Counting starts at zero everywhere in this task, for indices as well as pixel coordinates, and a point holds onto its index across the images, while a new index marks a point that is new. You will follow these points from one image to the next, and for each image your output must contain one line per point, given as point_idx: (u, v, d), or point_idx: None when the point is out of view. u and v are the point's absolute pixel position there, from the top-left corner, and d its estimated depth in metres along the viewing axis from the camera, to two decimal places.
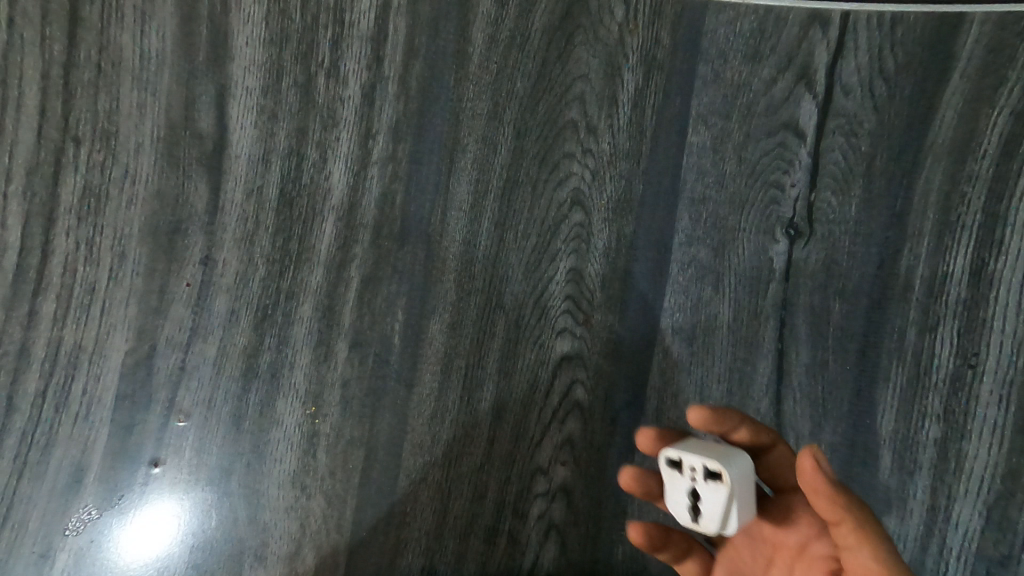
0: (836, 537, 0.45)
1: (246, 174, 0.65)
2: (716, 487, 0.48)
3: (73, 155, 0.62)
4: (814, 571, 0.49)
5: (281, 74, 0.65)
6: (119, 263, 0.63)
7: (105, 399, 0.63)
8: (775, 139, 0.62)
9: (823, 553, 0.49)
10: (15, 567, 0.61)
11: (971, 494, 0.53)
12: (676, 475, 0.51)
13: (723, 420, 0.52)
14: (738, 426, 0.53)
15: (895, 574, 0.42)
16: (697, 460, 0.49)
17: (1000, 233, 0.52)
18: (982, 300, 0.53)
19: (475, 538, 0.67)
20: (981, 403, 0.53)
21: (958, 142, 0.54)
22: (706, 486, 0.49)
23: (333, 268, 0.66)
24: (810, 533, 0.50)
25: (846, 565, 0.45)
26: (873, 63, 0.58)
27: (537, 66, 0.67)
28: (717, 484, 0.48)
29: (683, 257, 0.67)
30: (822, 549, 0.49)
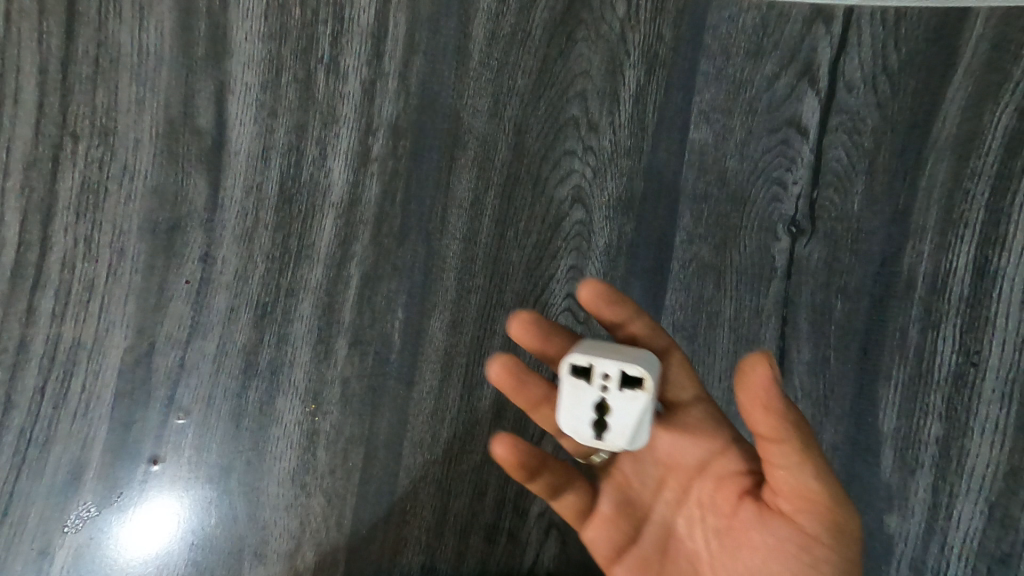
0: (770, 456, 0.42)
1: (246, 170, 0.65)
2: (632, 394, 0.46)
3: (71, 151, 0.62)
4: (718, 484, 0.48)
5: (281, 69, 0.64)
6: (118, 259, 0.63)
7: (104, 396, 0.63)
8: (778, 135, 0.62)
9: (727, 468, 0.48)
10: (14, 563, 0.61)
11: (973, 491, 0.54)
12: (585, 385, 0.47)
13: (614, 300, 0.56)
14: (629, 309, 0.55)
15: (822, 484, 0.41)
16: (614, 366, 0.47)
17: (1003, 229, 0.53)
18: (984, 298, 0.54)
19: (475, 536, 0.66)
20: (983, 400, 0.54)
21: (963, 138, 0.55)
22: (619, 394, 0.47)
23: (333, 265, 0.66)
24: (715, 448, 0.49)
25: (769, 480, 0.43)
26: (876, 59, 0.58)
27: (538, 62, 0.66)
28: (633, 392, 0.46)
29: (684, 255, 0.66)
30: (726, 464, 0.48)
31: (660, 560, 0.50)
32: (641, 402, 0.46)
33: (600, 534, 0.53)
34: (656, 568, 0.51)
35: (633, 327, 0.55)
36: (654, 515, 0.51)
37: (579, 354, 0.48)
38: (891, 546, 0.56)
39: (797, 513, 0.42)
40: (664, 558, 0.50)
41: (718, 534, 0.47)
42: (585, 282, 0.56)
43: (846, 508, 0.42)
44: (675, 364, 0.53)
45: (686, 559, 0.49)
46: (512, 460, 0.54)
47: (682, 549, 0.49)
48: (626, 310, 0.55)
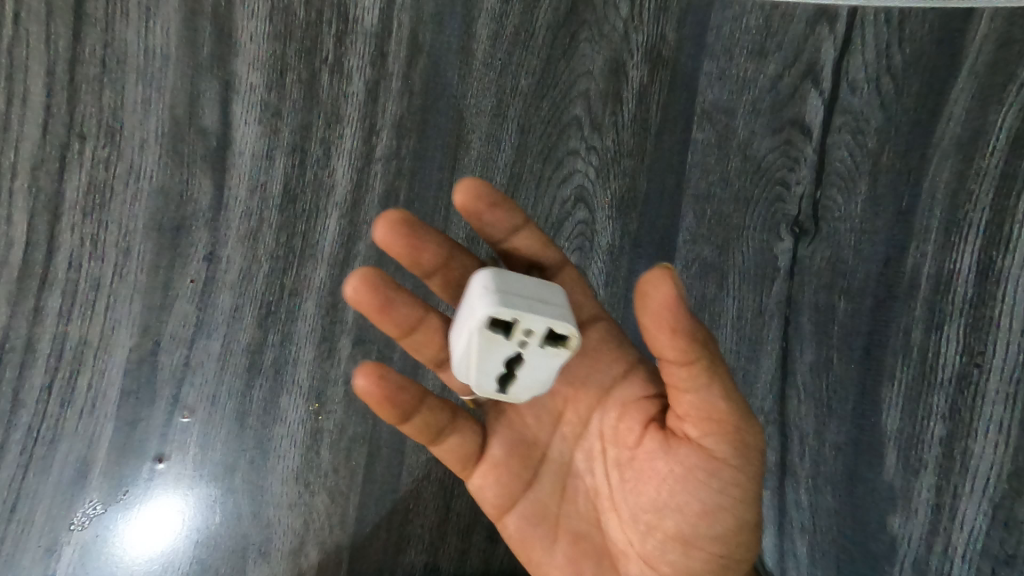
0: (676, 381, 0.41)
1: (250, 171, 0.65)
2: (555, 353, 0.44)
3: (77, 151, 0.62)
4: (621, 411, 0.47)
5: (285, 70, 0.65)
6: (124, 259, 0.64)
7: (110, 394, 0.63)
8: (781, 136, 0.62)
9: (629, 395, 0.47)
10: (21, 561, 0.61)
11: (977, 492, 0.51)
12: (502, 339, 0.44)
13: (498, 204, 0.52)
14: (513, 213, 0.53)
15: (726, 409, 0.41)
16: (540, 323, 0.43)
17: (1009, 229, 0.50)
18: (989, 297, 0.51)
19: (478, 535, 0.66)
20: (987, 400, 0.51)
21: (966, 138, 0.53)
22: (539, 352, 0.44)
23: (337, 265, 0.66)
24: (617, 374, 0.49)
25: (672, 405, 0.42)
26: (879, 60, 0.58)
27: (541, 62, 0.66)
28: (554, 349, 0.44)
29: (687, 255, 0.67)
30: (627, 390, 0.48)
31: (558, 502, 0.49)
32: (561, 361, 0.44)
33: (489, 479, 0.50)
34: (553, 510, 0.49)
35: (520, 234, 0.53)
36: (552, 452, 0.50)
37: (502, 305, 0.43)
38: (893, 547, 0.56)
39: (704, 436, 0.41)
40: (563, 499, 0.49)
41: (620, 467, 0.46)
42: (472, 181, 0.52)
43: (753, 428, 0.42)
44: (577, 288, 0.53)
45: (586, 494, 0.48)
46: (379, 393, 0.48)
47: (580, 487, 0.49)
48: (510, 214, 0.53)
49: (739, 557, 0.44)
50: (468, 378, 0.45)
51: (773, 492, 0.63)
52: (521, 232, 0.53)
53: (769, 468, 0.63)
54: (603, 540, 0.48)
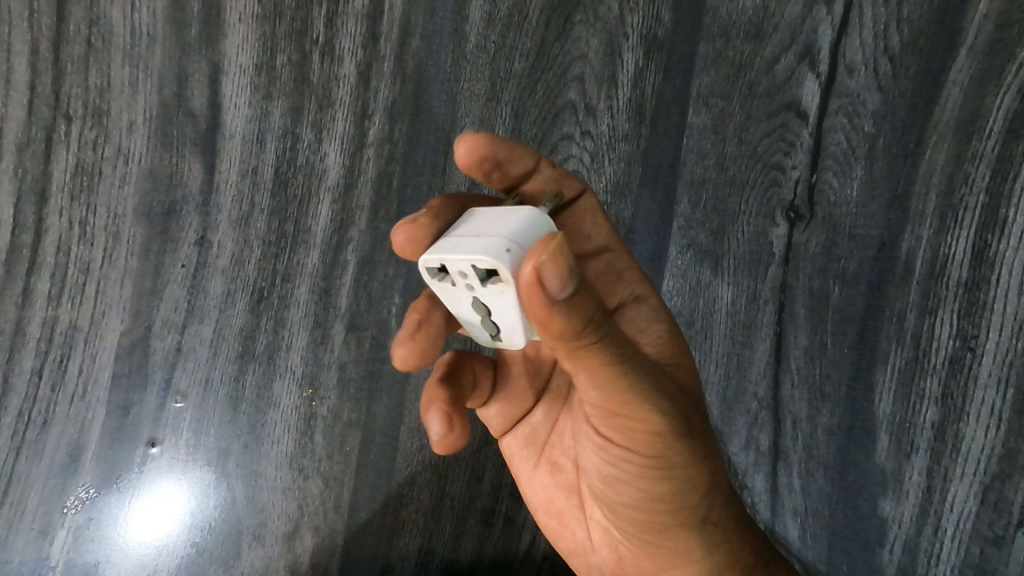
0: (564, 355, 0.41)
1: (241, 155, 0.65)
2: (497, 289, 0.40)
3: (64, 133, 0.61)
4: None
5: (275, 51, 0.64)
6: (113, 243, 0.63)
7: (101, 378, 0.63)
8: (777, 120, 0.62)
9: None
10: (14, 543, 0.61)
11: (966, 475, 0.50)
12: (452, 287, 0.42)
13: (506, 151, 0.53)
14: (523, 159, 0.54)
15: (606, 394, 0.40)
16: (466, 263, 0.39)
17: (1004, 212, 0.48)
18: (983, 281, 0.49)
19: (473, 519, 0.67)
20: (979, 383, 0.50)
21: (961, 121, 0.50)
22: (487, 291, 0.40)
23: (330, 250, 0.66)
24: None
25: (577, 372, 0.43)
26: (878, 40, 0.56)
27: (535, 45, 0.66)
28: (497, 285, 0.40)
29: (682, 240, 0.69)
30: None
31: (547, 432, 0.56)
32: (508, 296, 0.40)
33: (493, 410, 0.56)
34: (543, 439, 0.56)
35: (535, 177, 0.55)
36: (552, 384, 0.56)
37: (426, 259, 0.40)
38: (882, 527, 0.56)
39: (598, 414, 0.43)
40: (552, 430, 0.55)
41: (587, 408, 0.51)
42: (468, 147, 0.52)
43: (635, 414, 0.42)
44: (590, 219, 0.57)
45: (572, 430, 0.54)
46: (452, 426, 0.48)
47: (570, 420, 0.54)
48: (520, 161, 0.54)
49: (661, 522, 0.48)
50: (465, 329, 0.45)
51: (766, 475, 0.66)
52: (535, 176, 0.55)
53: (762, 449, 0.66)
54: (574, 478, 0.54)
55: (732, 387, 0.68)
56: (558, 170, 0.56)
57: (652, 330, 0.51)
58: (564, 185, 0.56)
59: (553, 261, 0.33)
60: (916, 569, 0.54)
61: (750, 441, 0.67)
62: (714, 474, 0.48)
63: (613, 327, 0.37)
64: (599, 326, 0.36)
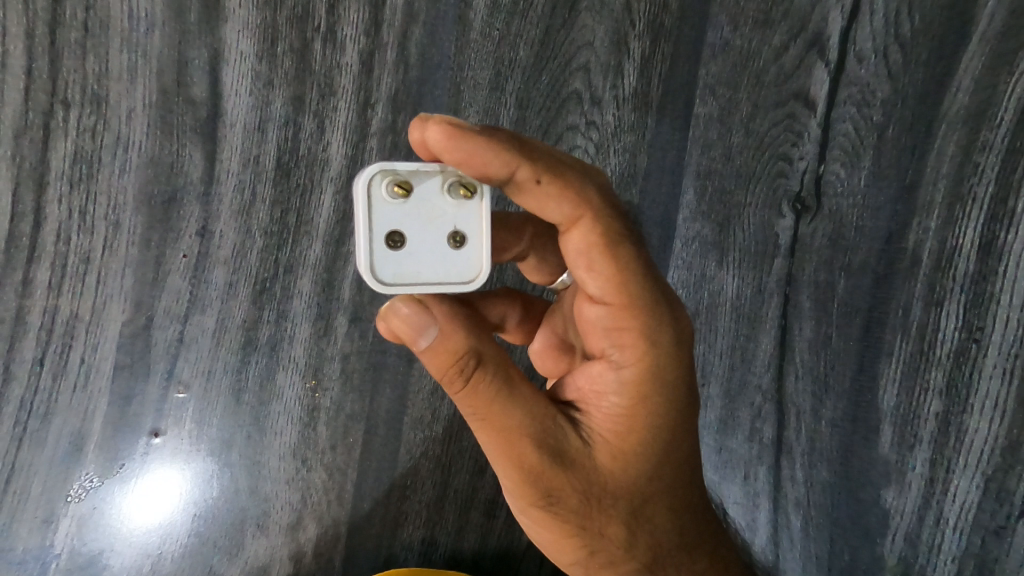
0: None
1: (242, 143, 0.64)
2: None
3: (63, 120, 0.60)
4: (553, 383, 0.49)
5: (276, 39, 0.63)
6: (114, 232, 0.63)
7: (104, 368, 0.63)
8: (784, 109, 0.62)
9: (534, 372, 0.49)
10: (18, 532, 0.61)
11: (970, 466, 0.49)
12: None
13: (472, 153, 0.40)
14: (490, 168, 0.41)
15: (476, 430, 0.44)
16: None
17: (1013, 204, 0.46)
18: (990, 273, 0.48)
19: (476, 511, 0.67)
20: (983, 376, 0.49)
21: (972, 112, 0.49)
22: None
23: (332, 242, 0.65)
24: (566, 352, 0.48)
25: None
26: (888, 28, 0.55)
27: (541, 33, 0.65)
28: None
29: (687, 232, 0.72)
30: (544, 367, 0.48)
31: None
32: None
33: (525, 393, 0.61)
34: None
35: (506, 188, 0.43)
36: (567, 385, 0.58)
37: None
38: (884, 518, 0.55)
39: None
40: None
41: None
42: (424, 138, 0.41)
43: (498, 465, 0.42)
44: (580, 260, 0.44)
45: None
46: None
47: None
48: (485, 169, 0.41)
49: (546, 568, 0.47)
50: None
51: (769, 468, 0.66)
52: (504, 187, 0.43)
53: (764, 442, 0.66)
54: None
55: (735, 379, 0.69)
56: (536, 189, 0.43)
57: (606, 404, 0.43)
58: (540, 211, 0.44)
59: (413, 304, 0.42)
60: (918, 559, 0.53)
61: (752, 435, 0.68)
62: (594, 558, 0.44)
63: (479, 387, 0.40)
64: (458, 381, 0.40)
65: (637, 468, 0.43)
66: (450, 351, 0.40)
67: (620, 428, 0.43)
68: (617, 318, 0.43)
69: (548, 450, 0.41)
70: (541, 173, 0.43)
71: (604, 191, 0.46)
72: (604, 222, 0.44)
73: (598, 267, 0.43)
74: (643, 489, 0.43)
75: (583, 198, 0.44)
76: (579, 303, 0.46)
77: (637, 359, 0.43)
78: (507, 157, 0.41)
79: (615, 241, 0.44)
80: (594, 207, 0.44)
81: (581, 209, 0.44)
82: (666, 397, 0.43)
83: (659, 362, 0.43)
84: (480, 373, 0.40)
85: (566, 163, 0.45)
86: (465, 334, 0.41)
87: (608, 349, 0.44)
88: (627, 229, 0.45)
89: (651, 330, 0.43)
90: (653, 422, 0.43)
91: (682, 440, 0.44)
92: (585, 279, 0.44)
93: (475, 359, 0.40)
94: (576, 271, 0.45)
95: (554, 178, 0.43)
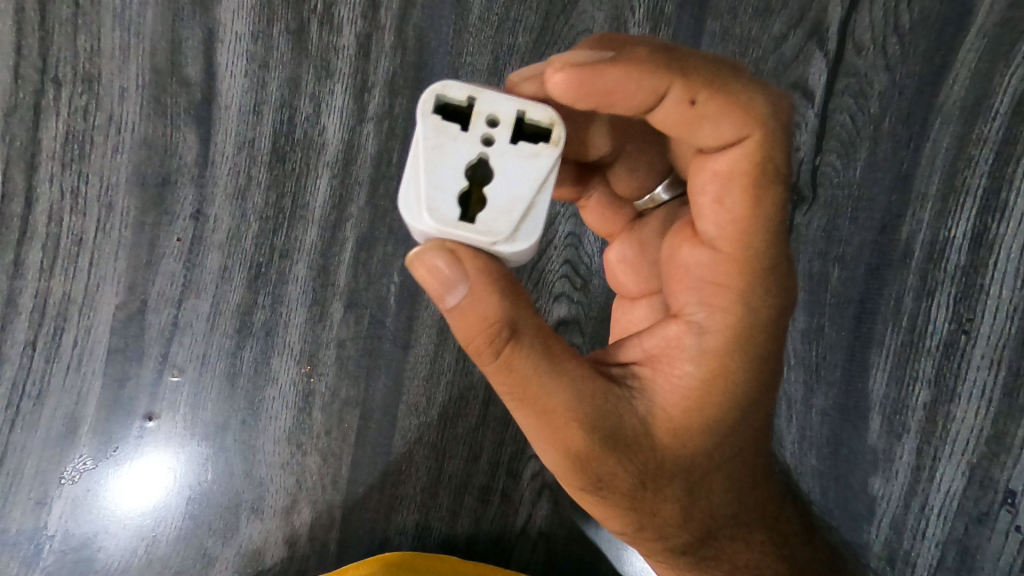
0: None
1: (236, 126, 0.63)
2: (530, 152, 0.37)
3: (54, 98, 0.61)
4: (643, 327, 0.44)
5: (272, 20, 0.62)
6: (107, 214, 0.63)
7: (97, 350, 0.63)
8: (783, 99, 0.59)
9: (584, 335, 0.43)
10: (11, 513, 0.62)
11: (956, 455, 0.52)
12: (461, 134, 0.36)
13: (612, 86, 0.38)
14: (635, 97, 0.39)
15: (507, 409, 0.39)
16: (505, 108, 0.37)
17: (1005, 196, 0.50)
18: (981, 265, 0.50)
19: (469, 496, 0.66)
20: (971, 366, 0.51)
21: (968, 104, 0.52)
22: (510, 150, 0.37)
23: (329, 226, 0.64)
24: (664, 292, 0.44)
25: None
26: (887, 18, 0.56)
27: (540, 18, 0.64)
28: (529, 151, 0.37)
29: None
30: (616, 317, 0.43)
31: None
32: (539, 166, 0.37)
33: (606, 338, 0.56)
34: None
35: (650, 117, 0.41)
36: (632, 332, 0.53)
37: (458, 84, 0.37)
38: (871, 504, 0.56)
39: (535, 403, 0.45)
40: None
41: None
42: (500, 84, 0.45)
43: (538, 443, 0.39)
44: (736, 180, 0.40)
45: None
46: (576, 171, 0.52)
47: None
48: (627, 101, 0.39)
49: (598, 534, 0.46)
50: (414, 197, 0.36)
51: None
52: (649, 117, 0.41)
53: None
54: None
55: None
56: (688, 111, 0.39)
57: (680, 371, 0.39)
58: (691, 135, 0.40)
59: (431, 264, 0.35)
60: (902, 544, 0.54)
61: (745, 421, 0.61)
62: (643, 534, 0.42)
63: (515, 360, 0.36)
64: (490, 351, 0.36)
65: (697, 444, 0.39)
66: (480, 317, 0.35)
67: (688, 401, 0.39)
68: (721, 270, 0.40)
69: (601, 429, 0.38)
70: (696, 93, 0.39)
71: (777, 108, 0.40)
72: (760, 150, 0.40)
73: (727, 202, 0.40)
74: (703, 464, 0.40)
75: (749, 114, 0.39)
76: (681, 242, 0.42)
77: (727, 323, 0.39)
78: (657, 81, 0.38)
79: (758, 177, 0.40)
80: (760, 125, 0.40)
81: (745, 128, 0.39)
82: (746, 369, 0.40)
83: (760, 323, 0.39)
84: (514, 345, 0.36)
85: (728, 76, 0.40)
86: (495, 300, 0.36)
87: (693, 307, 0.40)
88: (778, 166, 0.40)
89: (755, 292, 0.39)
90: (727, 399, 0.39)
91: (752, 415, 0.41)
92: (705, 210, 0.40)
93: (511, 327, 0.36)
94: (704, 195, 0.41)
95: (712, 95, 0.39)
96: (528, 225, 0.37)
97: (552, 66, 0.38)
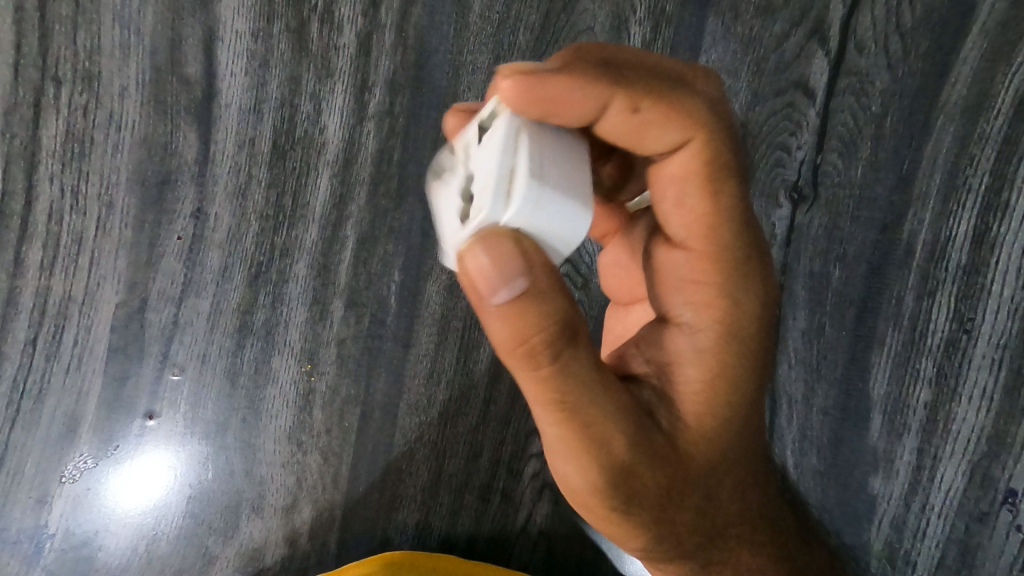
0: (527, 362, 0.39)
1: (237, 125, 0.63)
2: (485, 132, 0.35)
3: (53, 96, 0.61)
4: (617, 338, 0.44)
5: (272, 18, 0.62)
6: (107, 213, 0.63)
7: (98, 349, 0.63)
8: (784, 98, 0.59)
9: None
10: (12, 511, 0.62)
11: (956, 455, 0.52)
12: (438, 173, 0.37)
13: (559, 95, 0.37)
14: (584, 106, 0.38)
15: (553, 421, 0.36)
16: None
17: (1006, 196, 0.50)
18: (982, 265, 0.51)
19: (469, 495, 0.66)
20: (972, 365, 0.51)
21: (970, 102, 0.52)
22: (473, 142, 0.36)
23: (329, 225, 0.64)
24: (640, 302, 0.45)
25: None
26: (889, 16, 0.56)
27: (540, 17, 0.63)
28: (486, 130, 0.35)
29: None
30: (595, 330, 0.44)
31: None
32: (499, 134, 0.34)
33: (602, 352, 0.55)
34: None
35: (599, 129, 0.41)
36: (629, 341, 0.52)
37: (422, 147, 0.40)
38: (871, 503, 0.56)
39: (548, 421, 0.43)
40: None
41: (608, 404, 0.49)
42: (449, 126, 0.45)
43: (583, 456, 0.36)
44: (694, 182, 0.41)
45: None
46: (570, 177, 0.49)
47: None
48: (577, 108, 0.38)
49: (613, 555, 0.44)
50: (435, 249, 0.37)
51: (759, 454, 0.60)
52: (598, 127, 0.40)
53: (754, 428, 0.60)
54: None
55: None
56: (634, 118, 0.40)
57: (680, 373, 0.40)
58: (644, 142, 0.41)
59: (489, 257, 0.33)
60: (902, 543, 0.54)
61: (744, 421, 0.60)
62: (666, 548, 0.40)
63: (573, 363, 0.35)
64: (547, 355, 0.34)
65: (710, 448, 0.40)
66: (543, 319, 0.33)
67: (700, 404, 0.39)
68: (696, 267, 0.41)
69: (640, 438, 0.37)
70: (639, 102, 0.40)
71: (716, 108, 0.42)
72: (711, 149, 0.41)
73: (689, 203, 0.41)
74: (716, 469, 0.40)
75: (690, 117, 0.41)
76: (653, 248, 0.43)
77: (712, 319, 0.40)
78: (598, 90, 0.38)
79: (715, 175, 0.41)
80: (705, 127, 0.41)
81: (688, 131, 0.41)
82: (745, 364, 0.40)
83: (743, 315, 0.40)
84: (574, 349, 0.35)
85: (665, 81, 0.41)
86: (559, 299, 0.34)
87: (678, 308, 0.41)
88: (729, 162, 0.42)
89: (734, 286, 0.40)
90: (732, 399, 0.40)
91: (755, 415, 0.42)
92: (669, 216, 0.42)
93: (574, 329, 0.35)
94: (667, 202, 0.42)
95: (654, 101, 0.40)
96: (514, 185, 0.33)
97: (499, 76, 0.36)
